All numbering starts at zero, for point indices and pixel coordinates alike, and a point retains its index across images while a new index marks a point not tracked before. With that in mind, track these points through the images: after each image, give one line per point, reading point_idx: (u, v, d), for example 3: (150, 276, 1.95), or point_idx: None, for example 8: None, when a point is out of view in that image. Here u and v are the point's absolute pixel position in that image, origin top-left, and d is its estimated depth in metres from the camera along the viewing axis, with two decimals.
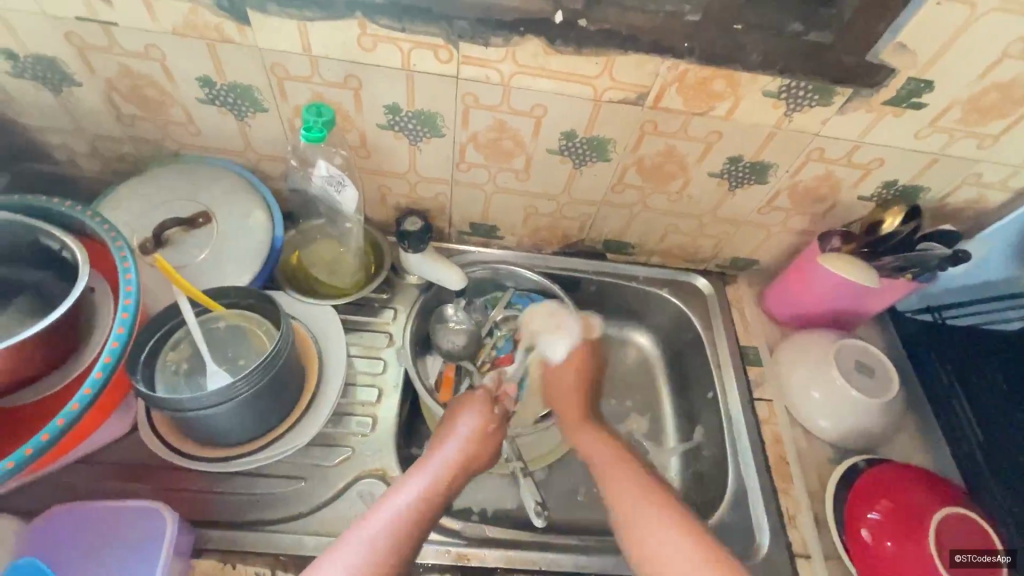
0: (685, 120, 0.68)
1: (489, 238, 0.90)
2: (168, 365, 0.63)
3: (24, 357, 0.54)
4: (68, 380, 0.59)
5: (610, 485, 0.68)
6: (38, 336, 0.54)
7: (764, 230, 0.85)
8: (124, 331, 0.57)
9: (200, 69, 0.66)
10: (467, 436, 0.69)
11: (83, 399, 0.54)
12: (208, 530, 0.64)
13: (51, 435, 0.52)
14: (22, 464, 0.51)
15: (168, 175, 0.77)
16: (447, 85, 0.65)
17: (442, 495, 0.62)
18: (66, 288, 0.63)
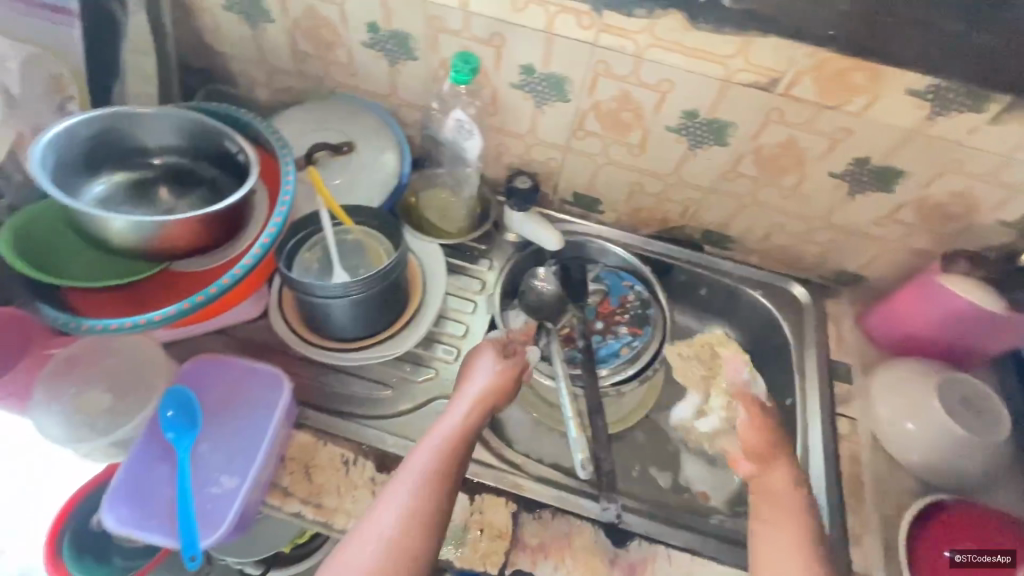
0: (815, 112, 0.67)
1: (589, 211, 0.94)
2: (304, 261, 0.73)
3: (202, 231, 0.66)
4: (228, 256, 0.72)
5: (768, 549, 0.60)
6: (217, 214, 0.65)
7: (878, 244, 0.81)
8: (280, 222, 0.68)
9: (371, 16, 0.75)
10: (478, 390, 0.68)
11: (244, 268, 0.66)
12: (307, 410, 0.73)
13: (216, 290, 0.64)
14: (195, 307, 0.64)
15: (320, 111, 0.88)
16: (584, 51, 0.70)
17: (461, 454, 0.62)
18: (235, 185, 0.75)
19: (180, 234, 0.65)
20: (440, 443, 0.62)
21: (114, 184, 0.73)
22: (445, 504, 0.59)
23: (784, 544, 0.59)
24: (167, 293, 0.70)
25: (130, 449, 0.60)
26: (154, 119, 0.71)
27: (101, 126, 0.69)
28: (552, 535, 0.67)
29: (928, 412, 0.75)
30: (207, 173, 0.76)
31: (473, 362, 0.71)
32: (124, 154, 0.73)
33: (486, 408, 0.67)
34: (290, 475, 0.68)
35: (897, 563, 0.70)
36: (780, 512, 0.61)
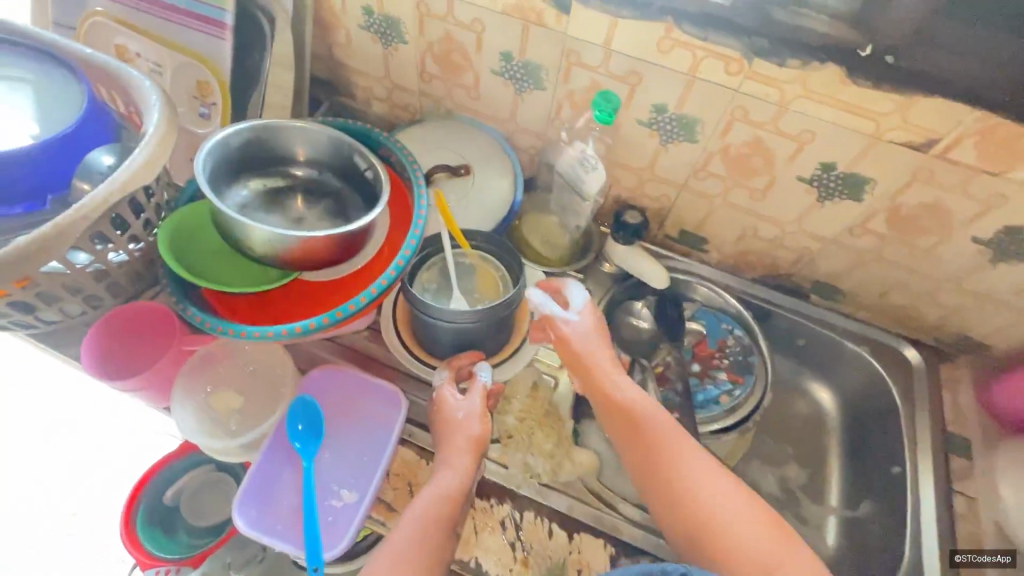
0: (970, 176, 0.64)
1: (692, 248, 0.92)
2: (423, 283, 0.76)
3: (337, 247, 0.69)
4: (354, 270, 0.76)
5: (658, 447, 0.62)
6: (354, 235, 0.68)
7: (1013, 314, 0.77)
8: (415, 244, 0.72)
9: (507, 45, 0.77)
10: (461, 446, 0.66)
11: (380, 288, 0.69)
12: (409, 426, 0.73)
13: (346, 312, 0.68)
14: (331, 323, 0.67)
15: (439, 130, 0.90)
16: (724, 95, 0.69)
17: (450, 514, 0.60)
18: (360, 202, 0.78)
19: (317, 250, 0.68)
20: (424, 502, 0.61)
21: (251, 191, 0.76)
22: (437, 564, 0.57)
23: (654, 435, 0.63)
24: (295, 302, 0.74)
25: (259, 451, 0.63)
26: (295, 131, 0.75)
27: (247, 134, 0.73)
28: None
29: None
30: (332, 186, 0.79)
31: (442, 409, 0.69)
32: (262, 162, 0.77)
33: (470, 463, 0.65)
34: (394, 490, 0.69)
35: None
36: (645, 428, 0.64)
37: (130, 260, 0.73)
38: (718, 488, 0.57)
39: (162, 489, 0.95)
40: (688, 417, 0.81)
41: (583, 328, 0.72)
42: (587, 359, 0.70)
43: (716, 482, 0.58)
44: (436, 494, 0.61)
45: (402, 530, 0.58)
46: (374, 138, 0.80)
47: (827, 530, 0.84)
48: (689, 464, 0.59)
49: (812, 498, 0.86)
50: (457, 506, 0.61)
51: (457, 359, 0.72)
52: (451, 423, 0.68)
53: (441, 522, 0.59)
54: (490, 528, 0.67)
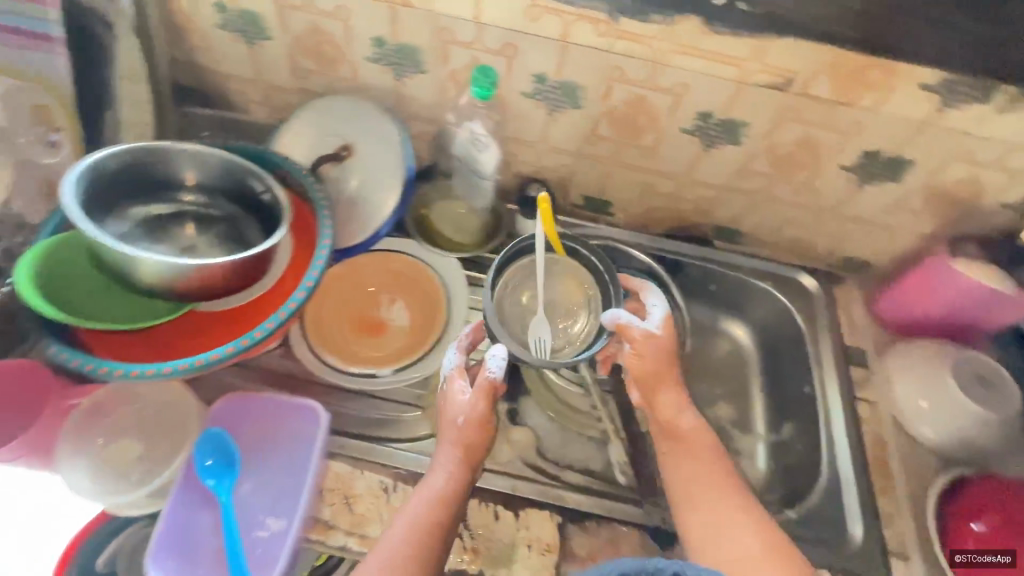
0: (829, 108, 0.68)
1: (600, 213, 0.94)
2: (509, 280, 0.77)
3: (237, 274, 0.64)
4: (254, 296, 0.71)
5: (700, 500, 0.62)
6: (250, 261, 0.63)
7: (887, 231, 0.83)
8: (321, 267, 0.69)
9: (377, 30, 0.73)
10: (454, 448, 0.64)
11: (297, 300, 0.67)
12: (341, 438, 0.72)
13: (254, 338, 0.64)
14: (238, 351, 0.64)
15: (310, 115, 0.81)
16: (600, 58, 0.70)
17: (444, 519, 0.59)
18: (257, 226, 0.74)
19: (212, 278, 0.63)
20: (423, 505, 0.60)
21: (130, 221, 0.69)
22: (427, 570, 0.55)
23: (710, 496, 0.62)
24: (196, 335, 0.69)
25: (168, 498, 0.60)
26: (177, 155, 0.69)
27: (124, 157, 0.66)
28: (602, 545, 0.67)
29: (944, 392, 0.77)
30: (225, 210, 0.74)
31: (444, 407, 0.68)
32: (140, 189, 0.70)
33: (465, 469, 0.64)
34: (331, 507, 0.66)
35: (927, 541, 0.72)
36: (696, 465, 0.65)
37: None
38: (745, 533, 0.58)
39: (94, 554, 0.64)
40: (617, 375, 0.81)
41: (654, 343, 0.70)
42: (656, 376, 0.70)
43: (744, 523, 0.59)
44: (431, 498, 0.60)
45: (397, 536, 0.57)
46: (267, 158, 0.76)
47: (758, 458, 0.86)
48: (723, 499, 0.62)
49: (742, 430, 0.89)
50: (451, 511, 0.60)
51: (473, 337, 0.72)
52: (447, 422, 0.66)
53: (432, 527, 0.58)
54: None
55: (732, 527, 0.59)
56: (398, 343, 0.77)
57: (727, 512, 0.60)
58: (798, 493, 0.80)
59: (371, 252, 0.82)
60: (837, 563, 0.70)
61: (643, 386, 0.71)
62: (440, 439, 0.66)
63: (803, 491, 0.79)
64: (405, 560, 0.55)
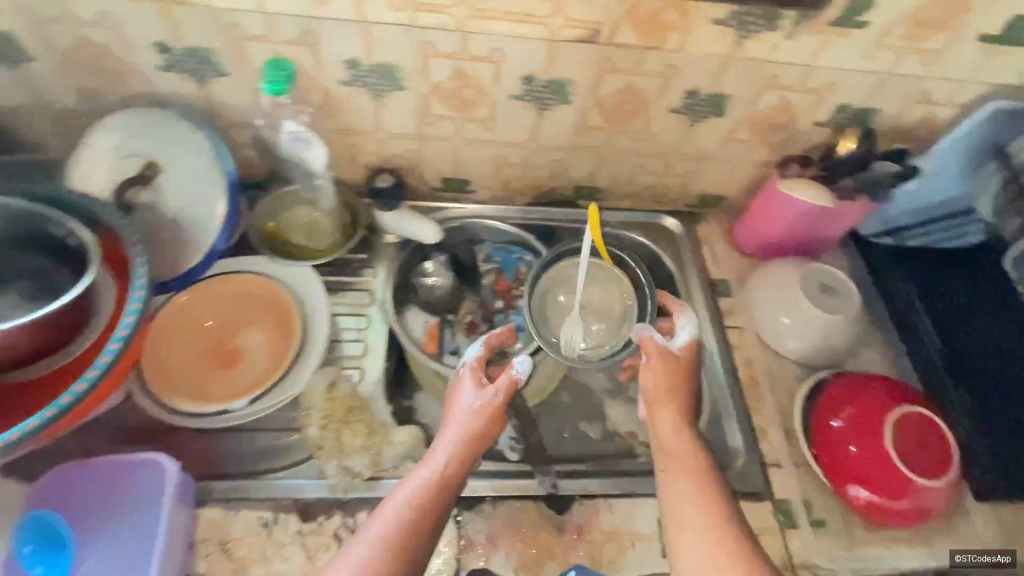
0: (640, 55, 0.69)
1: (462, 192, 0.92)
2: (549, 281, 0.84)
3: (33, 334, 0.56)
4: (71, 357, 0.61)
5: (679, 517, 0.59)
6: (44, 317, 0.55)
7: (727, 164, 0.87)
8: (137, 311, 0.60)
9: (155, 35, 0.66)
10: (461, 431, 0.65)
11: (112, 354, 0.59)
12: (208, 482, 0.66)
13: (69, 400, 0.56)
14: (51, 419, 0.55)
15: (106, 141, 0.71)
16: (405, 34, 0.66)
17: (439, 502, 0.59)
18: (68, 276, 0.64)
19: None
20: (424, 480, 0.60)
21: None
22: (414, 550, 0.55)
23: (692, 512, 0.59)
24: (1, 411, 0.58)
25: None
26: None
27: None
28: (498, 525, 0.68)
29: (797, 305, 0.82)
30: (25, 263, 0.64)
31: (456, 394, 0.70)
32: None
33: (467, 453, 0.63)
34: (207, 557, 0.62)
35: (798, 445, 0.77)
36: (682, 478, 0.62)
37: None
38: (703, 542, 0.56)
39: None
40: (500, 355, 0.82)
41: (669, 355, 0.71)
42: (668, 391, 0.69)
43: (707, 537, 0.56)
44: (433, 477, 0.61)
45: (392, 510, 0.57)
46: (67, 199, 0.66)
47: None
48: (698, 512, 0.58)
49: None
50: (449, 496, 0.60)
51: (493, 340, 0.75)
52: (458, 407, 0.68)
53: (421, 508, 0.58)
54: (325, 547, 0.64)
55: (695, 543, 0.56)
56: (256, 370, 0.73)
57: (703, 532, 0.57)
58: None
59: (201, 281, 0.76)
60: None
61: (648, 400, 0.69)
62: (449, 419, 0.67)
63: None
64: (395, 538, 0.55)
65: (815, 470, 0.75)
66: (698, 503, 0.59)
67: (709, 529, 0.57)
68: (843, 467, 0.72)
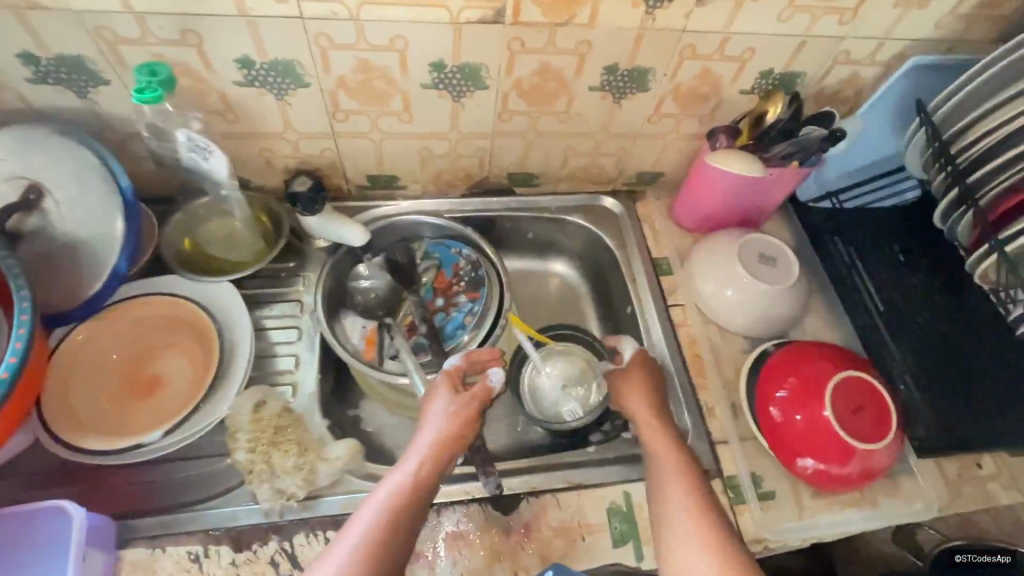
0: (550, 33, 0.66)
1: (391, 189, 0.88)
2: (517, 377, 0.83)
3: None
4: None
5: (666, 516, 0.61)
6: None
7: (659, 139, 0.85)
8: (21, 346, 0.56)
9: (18, 44, 0.60)
10: (435, 433, 0.64)
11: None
12: (132, 520, 0.63)
13: None
14: None
15: None
16: (296, 26, 0.62)
17: (415, 506, 0.58)
18: None
19: None
20: (399, 483, 0.59)
21: None
22: (391, 558, 0.54)
23: (680, 511, 0.60)
24: None
25: None
26: None
27: None
28: (444, 534, 0.65)
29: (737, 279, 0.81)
30: None
31: (431, 397, 0.68)
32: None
33: (442, 456, 0.62)
34: None
35: (745, 419, 0.77)
36: (675, 478, 0.63)
37: None
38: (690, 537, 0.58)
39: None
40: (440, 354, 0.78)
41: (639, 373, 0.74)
42: (646, 390, 0.73)
43: (695, 535, 0.58)
44: (408, 481, 0.59)
45: (366, 517, 0.56)
46: None
47: None
48: (686, 510, 0.60)
49: None
50: (424, 500, 0.59)
51: (473, 355, 0.72)
52: (433, 409, 0.67)
53: (396, 513, 0.57)
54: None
55: (684, 541, 0.58)
56: (177, 396, 0.69)
57: (690, 530, 0.58)
58: None
59: (109, 307, 0.71)
60: None
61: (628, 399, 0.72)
62: (424, 421, 0.66)
63: None
64: (372, 546, 0.54)
65: (763, 443, 0.75)
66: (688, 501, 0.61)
67: (695, 526, 0.58)
68: (789, 439, 0.71)
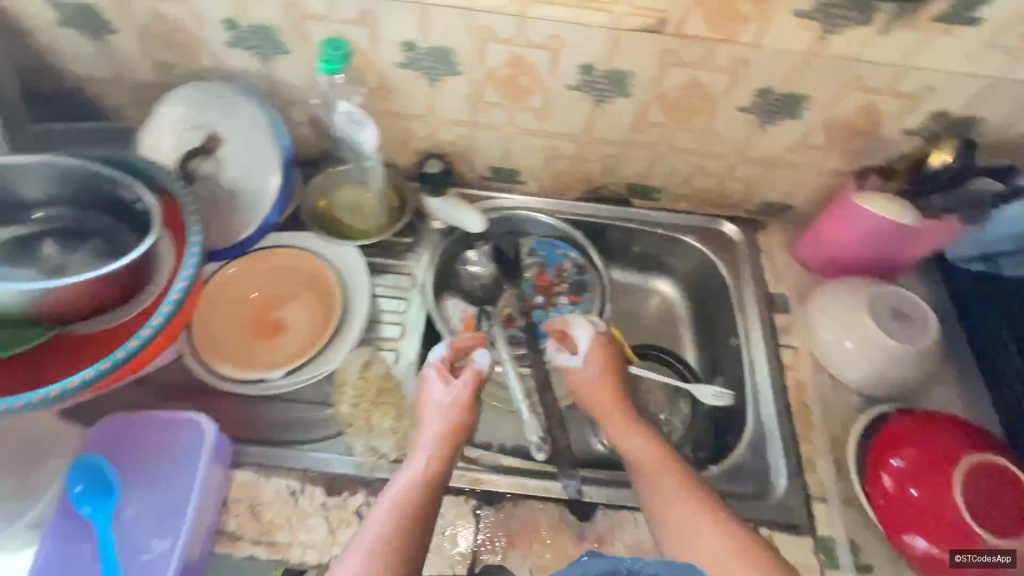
0: (710, 48, 0.64)
1: (510, 183, 0.90)
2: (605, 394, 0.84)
3: (99, 288, 0.60)
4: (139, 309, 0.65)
5: (668, 513, 0.61)
6: (109, 276, 0.60)
7: (797, 170, 0.80)
8: (190, 275, 0.64)
9: (225, 11, 0.67)
10: (436, 431, 0.65)
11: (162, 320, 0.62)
12: (244, 446, 0.69)
13: (125, 353, 0.60)
14: (111, 369, 0.59)
15: (174, 112, 0.75)
16: (464, 17, 0.65)
17: (428, 498, 0.60)
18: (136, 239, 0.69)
19: (70, 295, 0.59)
20: (409, 481, 0.61)
21: None
22: (414, 546, 0.56)
23: (686, 510, 0.60)
24: (72, 359, 0.64)
25: (42, 534, 0.55)
26: (22, 169, 0.64)
27: None
28: (518, 524, 0.67)
29: (863, 330, 0.76)
30: (97, 225, 0.69)
31: (422, 397, 0.69)
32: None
33: (444, 449, 0.64)
34: (236, 518, 0.65)
35: (849, 480, 0.72)
36: (667, 477, 0.63)
37: None
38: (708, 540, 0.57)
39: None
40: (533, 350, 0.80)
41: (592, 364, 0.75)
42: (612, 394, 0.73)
43: (715, 540, 0.57)
44: (416, 478, 0.61)
45: (382, 514, 0.58)
46: (135, 164, 0.70)
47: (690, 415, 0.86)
48: (695, 515, 0.59)
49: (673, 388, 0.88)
50: (437, 492, 0.61)
51: (459, 342, 0.72)
52: (430, 407, 0.68)
53: (412, 506, 0.58)
54: (346, 524, 0.65)
55: (700, 542, 0.57)
56: (297, 342, 0.75)
57: (695, 525, 0.58)
58: (727, 447, 0.79)
59: (248, 254, 0.78)
60: (758, 515, 0.69)
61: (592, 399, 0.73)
62: (422, 423, 0.67)
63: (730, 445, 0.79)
64: (394, 536, 0.56)
65: (865, 510, 0.69)
66: (686, 496, 0.61)
67: (701, 516, 0.59)
68: (901, 513, 0.65)
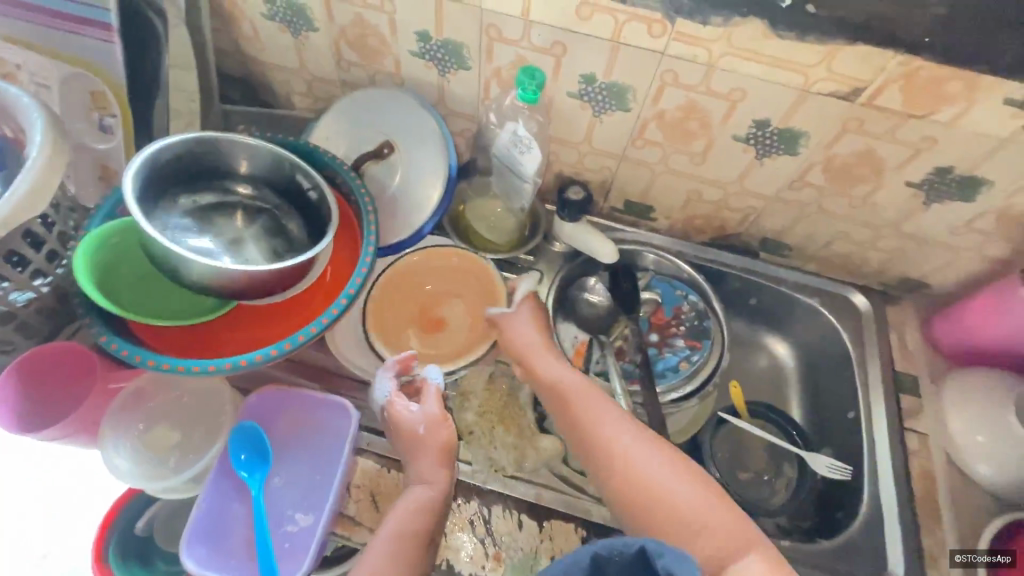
0: (899, 122, 0.64)
1: (640, 217, 0.91)
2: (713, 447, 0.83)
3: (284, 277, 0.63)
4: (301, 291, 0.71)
5: (639, 475, 0.56)
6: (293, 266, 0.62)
7: (950, 253, 0.78)
8: (364, 272, 0.68)
9: (422, 24, 0.71)
10: (423, 459, 0.61)
11: (329, 317, 0.65)
12: (366, 434, 0.69)
13: (299, 341, 0.63)
14: (279, 353, 0.63)
15: (356, 112, 0.81)
16: (652, 59, 0.66)
17: (431, 526, 0.57)
18: (304, 225, 0.73)
19: (258, 278, 0.62)
20: (407, 509, 0.58)
21: (186, 210, 0.70)
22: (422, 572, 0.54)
23: (652, 470, 0.56)
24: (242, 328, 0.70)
25: (205, 482, 0.64)
26: (227, 145, 0.69)
27: (179, 148, 0.66)
28: None
29: (1003, 429, 0.73)
30: (273, 205, 0.73)
31: (394, 418, 0.64)
32: (194, 178, 0.70)
33: (444, 475, 0.61)
34: (357, 503, 0.65)
35: None
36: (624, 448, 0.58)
37: (39, 297, 0.69)
38: (659, 472, 0.56)
39: (135, 516, 0.75)
40: (646, 390, 0.80)
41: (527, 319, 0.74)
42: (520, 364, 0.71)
43: (690, 497, 0.53)
44: (413, 506, 0.58)
45: (380, 543, 0.55)
46: (316, 156, 0.75)
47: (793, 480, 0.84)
48: (670, 471, 0.56)
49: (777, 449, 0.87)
50: (437, 519, 0.59)
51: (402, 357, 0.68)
52: (411, 436, 0.63)
53: (415, 537, 0.56)
54: (459, 529, 0.66)
55: (678, 500, 0.53)
56: (455, 342, 0.79)
57: (672, 486, 0.54)
58: (835, 520, 0.78)
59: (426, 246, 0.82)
60: None
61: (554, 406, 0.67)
62: (410, 461, 0.62)
63: (840, 520, 0.77)
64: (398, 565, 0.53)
65: None
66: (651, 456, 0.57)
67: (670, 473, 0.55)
68: None
